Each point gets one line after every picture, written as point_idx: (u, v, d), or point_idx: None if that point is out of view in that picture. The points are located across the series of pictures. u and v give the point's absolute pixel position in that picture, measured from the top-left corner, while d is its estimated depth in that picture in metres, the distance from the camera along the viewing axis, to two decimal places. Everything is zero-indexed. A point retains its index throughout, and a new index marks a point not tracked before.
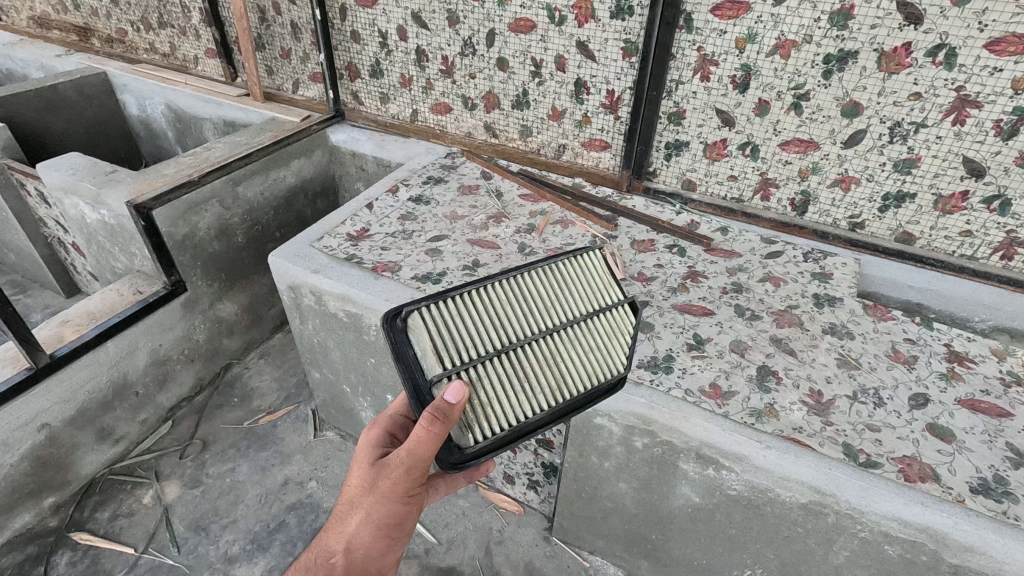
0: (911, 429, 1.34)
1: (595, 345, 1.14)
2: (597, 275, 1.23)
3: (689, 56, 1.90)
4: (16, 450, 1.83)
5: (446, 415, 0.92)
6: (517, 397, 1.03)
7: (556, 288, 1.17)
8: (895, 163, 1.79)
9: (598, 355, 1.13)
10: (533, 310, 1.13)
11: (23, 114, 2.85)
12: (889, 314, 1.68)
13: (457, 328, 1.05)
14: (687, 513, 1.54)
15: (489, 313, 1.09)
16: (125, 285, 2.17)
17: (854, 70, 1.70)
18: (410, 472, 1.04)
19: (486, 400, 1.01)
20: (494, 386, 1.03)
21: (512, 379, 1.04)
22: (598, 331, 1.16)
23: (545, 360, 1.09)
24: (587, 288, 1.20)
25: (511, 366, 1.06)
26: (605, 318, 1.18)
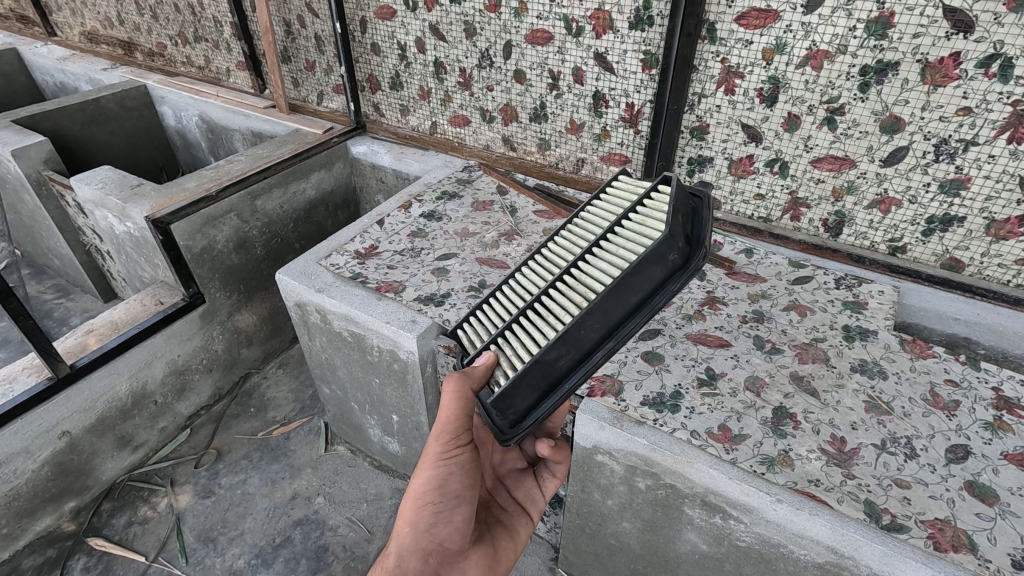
0: (947, 486, 1.20)
1: (626, 240, 1.07)
2: (625, 186, 1.23)
3: (712, 68, 1.80)
4: (37, 457, 1.89)
5: (466, 375, 1.08)
6: (546, 325, 1.06)
7: (580, 230, 1.22)
8: (940, 184, 1.63)
9: (630, 246, 1.05)
10: (557, 259, 1.19)
11: (68, 126, 2.97)
12: (929, 350, 1.52)
13: (490, 318, 1.21)
14: (694, 560, 1.43)
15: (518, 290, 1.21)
16: (147, 296, 2.23)
17: (894, 83, 1.55)
18: (439, 432, 1.11)
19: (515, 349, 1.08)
20: (520, 336, 1.09)
21: (536, 321, 1.08)
22: (629, 227, 1.09)
23: (573, 284, 1.08)
24: (613, 207, 1.20)
25: (538, 308, 1.10)
26: (639, 210, 1.11)
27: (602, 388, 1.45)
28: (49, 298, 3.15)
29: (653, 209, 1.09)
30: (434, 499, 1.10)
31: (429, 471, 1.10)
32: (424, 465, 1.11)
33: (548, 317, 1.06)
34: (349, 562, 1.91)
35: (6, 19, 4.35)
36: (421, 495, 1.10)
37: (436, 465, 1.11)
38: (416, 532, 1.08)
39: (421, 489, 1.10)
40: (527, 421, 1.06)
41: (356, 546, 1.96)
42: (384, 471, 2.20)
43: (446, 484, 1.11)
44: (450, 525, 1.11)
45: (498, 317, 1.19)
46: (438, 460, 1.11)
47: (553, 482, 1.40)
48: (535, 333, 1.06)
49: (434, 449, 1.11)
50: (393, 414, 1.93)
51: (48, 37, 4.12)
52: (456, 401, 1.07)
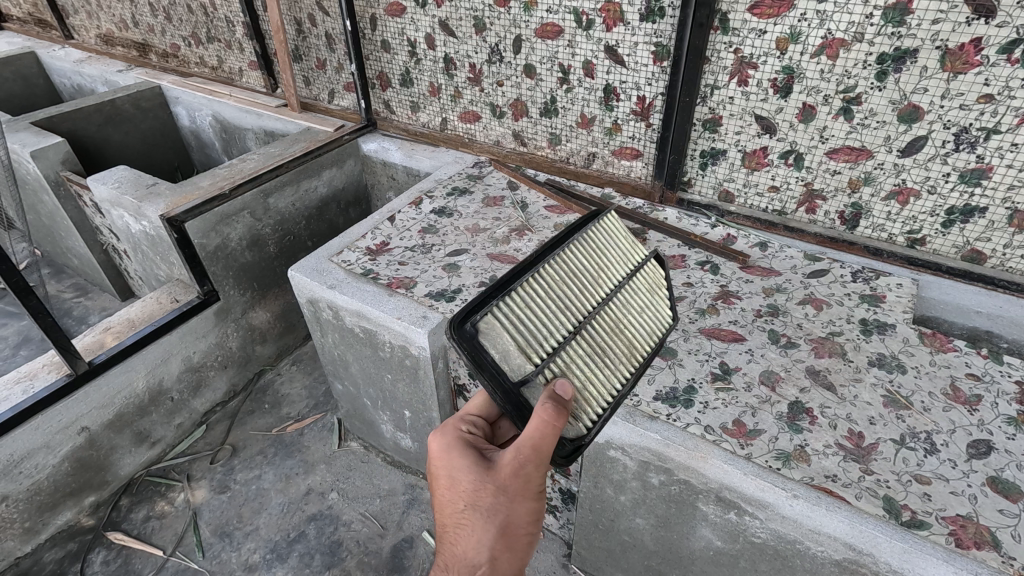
0: (968, 482, 1.17)
1: (644, 303, 1.17)
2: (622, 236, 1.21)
3: (725, 59, 1.77)
4: (57, 452, 1.92)
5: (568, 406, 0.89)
6: (608, 368, 1.04)
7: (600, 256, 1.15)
8: (960, 174, 1.59)
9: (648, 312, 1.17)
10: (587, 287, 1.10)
11: (85, 128, 3.01)
12: (950, 344, 1.49)
13: (533, 321, 0.99)
14: (709, 556, 1.42)
15: (555, 293, 1.05)
16: (163, 294, 2.26)
17: (912, 71, 1.52)
18: (540, 467, 0.90)
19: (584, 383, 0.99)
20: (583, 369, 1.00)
21: (592, 358, 1.02)
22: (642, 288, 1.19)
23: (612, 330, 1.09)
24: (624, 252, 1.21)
25: (590, 343, 1.04)
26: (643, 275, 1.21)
27: None
28: (68, 297, 3.20)
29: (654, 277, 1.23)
30: (529, 529, 0.98)
31: (527, 502, 0.95)
32: (522, 495, 0.94)
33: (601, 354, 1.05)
34: (363, 557, 1.92)
35: (25, 24, 4.43)
36: (520, 525, 0.96)
37: (533, 496, 0.95)
38: (512, 560, 0.97)
39: (525, 521, 0.96)
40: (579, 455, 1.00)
41: (370, 541, 1.97)
42: (397, 467, 2.21)
43: (538, 510, 0.99)
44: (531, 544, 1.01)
45: (546, 323, 1.00)
46: (538, 490, 0.95)
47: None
48: (599, 376, 1.02)
49: (535, 481, 0.93)
50: (405, 410, 1.93)
51: (65, 40, 4.19)
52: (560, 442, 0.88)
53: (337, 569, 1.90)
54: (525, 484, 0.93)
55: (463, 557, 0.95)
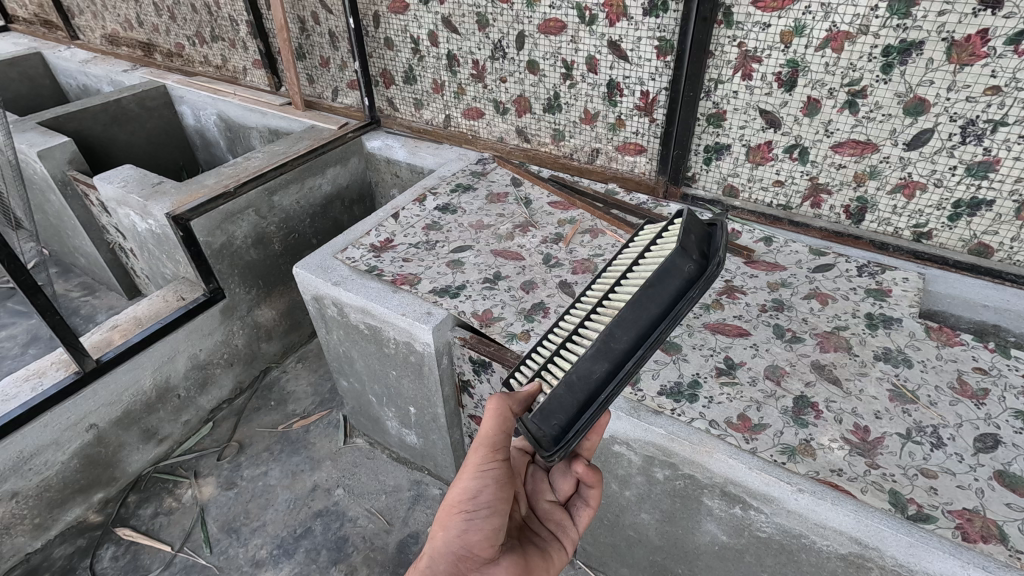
0: (976, 476, 1.16)
1: (650, 254, 1.05)
2: (649, 230, 1.24)
3: (729, 53, 1.76)
4: (66, 449, 1.94)
5: (509, 394, 0.98)
6: (586, 343, 0.99)
7: (617, 269, 1.22)
8: (967, 166, 1.58)
9: (652, 257, 1.02)
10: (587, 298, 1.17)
11: (91, 127, 3.03)
12: (957, 338, 1.48)
13: (534, 363, 1.11)
14: (714, 551, 1.42)
15: (555, 331, 1.17)
16: (170, 292, 2.27)
17: (918, 63, 1.51)
18: (475, 443, 1.01)
19: (552, 370, 0.99)
20: (555, 362, 1.01)
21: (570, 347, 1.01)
22: (653, 247, 1.08)
23: (604, 306, 1.04)
24: (641, 242, 1.21)
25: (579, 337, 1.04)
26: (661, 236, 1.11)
27: None
28: (75, 296, 3.23)
29: (679, 231, 1.08)
30: (465, 508, 0.99)
31: (463, 478, 1.00)
32: (460, 471, 1.01)
33: (581, 336, 1.02)
34: (369, 553, 1.93)
35: (31, 25, 4.46)
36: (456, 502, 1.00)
37: (473, 474, 1.00)
38: (447, 536, 0.99)
39: (455, 496, 0.99)
40: (571, 433, 0.93)
41: (376, 537, 1.98)
42: (403, 463, 2.22)
43: (481, 494, 0.99)
44: (480, 532, 0.99)
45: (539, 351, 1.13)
46: (477, 466, 1.00)
47: (588, 513, 1.19)
48: (574, 353, 0.99)
49: (471, 457, 1.01)
50: (410, 406, 1.94)
51: (70, 40, 4.20)
52: (499, 423, 0.98)
53: (344, 565, 1.91)
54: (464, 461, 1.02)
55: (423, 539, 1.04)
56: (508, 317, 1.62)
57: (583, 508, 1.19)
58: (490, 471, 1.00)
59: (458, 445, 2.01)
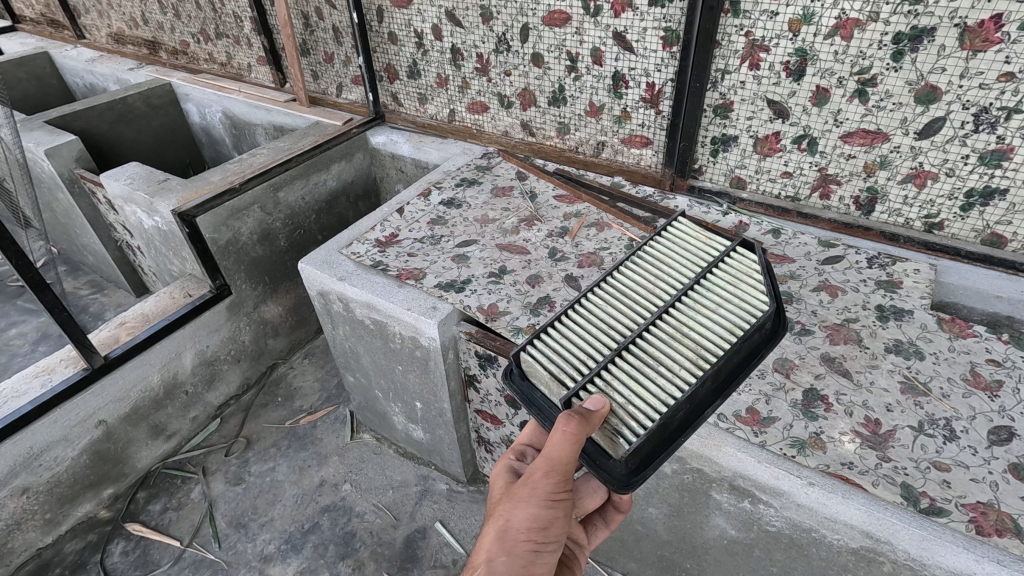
0: (990, 469, 1.14)
1: (725, 298, 1.11)
2: (691, 240, 1.27)
3: (735, 42, 1.74)
4: (76, 445, 1.95)
5: (586, 418, 0.92)
6: (662, 376, 1.01)
7: (656, 269, 1.21)
8: (980, 155, 1.55)
9: (731, 306, 1.10)
10: (637, 301, 1.15)
11: (98, 125, 3.04)
12: (969, 329, 1.46)
13: (572, 352, 1.07)
14: (723, 546, 1.40)
15: (592, 324, 1.12)
16: (177, 289, 2.28)
17: (930, 50, 1.48)
18: (547, 472, 0.95)
19: (630, 394, 0.98)
20: (627, 383, 1.00)
21: (642, 372, 1.02)
22: (721, 284, 1.14)
23: (675, 339, 1.07)
24: (687, 254, 1.23)
25: (641, 355, 1.04)
26: (723, 270, 1.17)
27: None
28: (84, 294, 3.25)
29: (739, 272, 1.16)
30: (535, 539, 0.94)
31: (533, 506, 0.95)
32: (527, 498, 0.96)
33: (657, 364, 1.03)
34: (376, 548, 1.94)
35: (38, 24, 4.48)
36: (523, 530, 0.94)
37: (543, 503, 0.96)
38: (512, 567, 0.91)
39: (525, 524, 0.94)
40: (646, 470, 0.96)
41: (383, 532, 1.98)
42: (409, 459, 2.22)
43: (551, 525, 0.96)
44: (547, 562, 0.95)
45: (583, 349, 1.08)
46: (546, 494, 0.96)
47: (604, 532, 1.21)
48: (648, 381, 1.00)
49: (542, 487, 0.96)
50: (417, 401, 1.94)
51: (76, 40, 4.22)
52: (573, 450, 0.92)
53: (351, 560, 1.91)
54: (532, 488, 0.96)
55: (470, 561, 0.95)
56: (513, 311, 1.61)
57: (600, 529, 1.21)
58: (558, 500, 0.97)
59: (465, 441, 2.00)
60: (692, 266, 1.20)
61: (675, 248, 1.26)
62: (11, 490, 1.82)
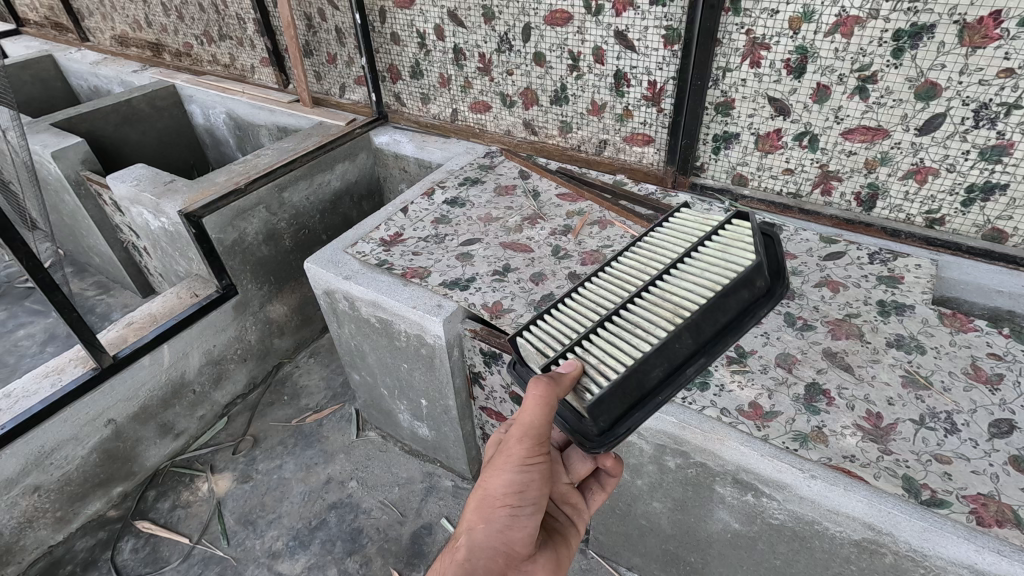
0: (990, 461, 1.16)
1: (710, 264, 1.09)
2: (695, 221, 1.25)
3: (737, 40, 1.75)
4: (86, 443, 1.98)
5: (556, 380, 0.91)
6: (637, 338, 1.00)
7: (655, 250, 1.19)
8: (980, 151, 1.56)
9: (714, 270, 1.07)
10: (628, 278, 1.13)
11: (103, 128, 3.07)
12: (971, 324, 1.47)
13: (556, 329, 1.07)
14: (726, 539, 1.42)
15: (589, 302, 1.12)
16: (183, 289, 2.30)
17: (930, 47, 1.49)
18: (520, 438, 0.96)
19: (603, 356, 0.97)
20: (604, 345, 0.99)
21: (622, 335, 1.01)
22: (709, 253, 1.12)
23: (655, 300, 1.05)
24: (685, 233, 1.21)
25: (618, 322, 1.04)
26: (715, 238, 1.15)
27: None
28: (91, 295, 3.28)
29: (732, 238, 1.13)
30: (511, 503, 0.98)
31: (508, 472, 0.98)
32: (503, 465, 0.99)
33: (633, 326, 1.02)
34: (383, 544, 1.96)
35: (42, 27, 4.51)
36: (499, 496, 0.98)
37: (516, 468, 0.98)
38: (490, 532, 0.97)
39: (501, 491, 0.98)
40: (618, 430, 0.96)
41: (390, 528, 2.00)
42: (415, 456, 2.24)
43: (526, 491, 0.99)
44: (525, 527, 0.99)
45: (572, 323, 1.07)
46: (520, 459, 0.98)
47: (602, 496, 1.21)
48: (622, 342, 1.00)
49: (515, 452, 0.98)
50: (422, 398, 1.96)
51: (80, 42, 4.24)
52: (541, 412, 0.92)
53: (358, 556, 1.93)
54: (506, 454, 0.99)
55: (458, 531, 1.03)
56: (517, 309, 1.62)
57: (597, 492, 1.21)
58: (534, 465, 0.99)
59: (469, 437, 2.02)
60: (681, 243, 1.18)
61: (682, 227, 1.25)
62: (23, 488, 1.85)
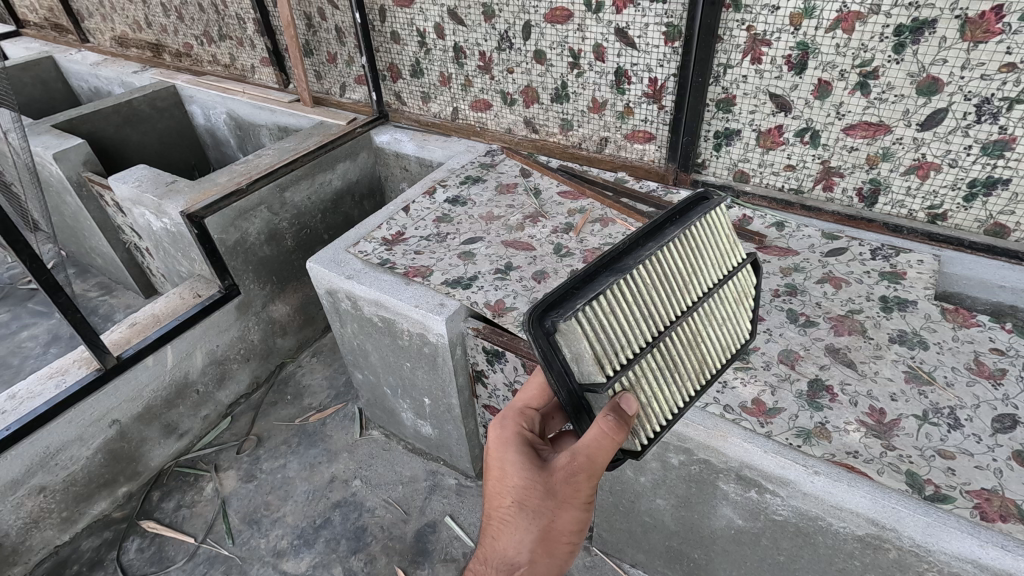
0: (994, 457, 1.16)
1: (727, 315, 1.14)
2: (725, 231, 1.14)
3: (737, 36, 1.75)
4: (90, 444, 1.99)
5: (626, 422, 0.89)
6: (672, 387, 1.03)
7: (695, 257, 1.08)
8: (982, 146, 1.56)
9: (728, 327, 1.15)
10: (675, 292, 1.04)
11: (104, 129, 3.07)
12: (973, 319, 1.47)
13: (612, 332, 0.93)
14: (730, 535, 1.42)
15: (639, 304, 0.98)
16: (186, 289, 2.31)
17: (931, 42, 1.49)
18: (595, 479, 0.93)
19: (650, 403, 0.99)
20: (649, 386, 1.00)
21: (662, 376, 1.02)
22: (729, 299, 1.15)
23: (689, 343, 1.07)
24: (719, 249, 1.14)
25: (665, 356, 1.02)
26: (735, 279, 1.16)
27: None
28: (94, 296, 3.29)
29: (744, 288, 1.19)
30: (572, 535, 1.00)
31: (575, 510, 0.96)
32: (572, 502, 0.96)
33: (672, 371, 1.04)
34: (388, 542, 1.96)
35: (42, 29, 4.51)
36: (565, 531, 0.98)
37: (583, 505, 0.97)
38: (551, 560, 1.00)
39: (568, 527, 0.98)
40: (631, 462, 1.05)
41: (394, 526, 2.01)
42: (418, 454, 2.24)
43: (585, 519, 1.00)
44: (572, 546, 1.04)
45: (623, 333, 0.95)
46: (587, 497, 0.96)
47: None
48: (663, 390, 1.02)
49: (586, 491, 0.95)
50: (425, 397, 1.96)
51: (80, 43, 4.24)
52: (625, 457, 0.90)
53: (363, 554, 1.94)
54: (571, 492, 0.95)
55: (501, 553, 0.99)
56: (520, 307, 1.63)
57: None
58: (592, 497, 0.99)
59: (473, 435, 2.03)
60: (718, 263, 1.12)
61: (713, 231, 1.13)
62: (29, 488, 1.85)
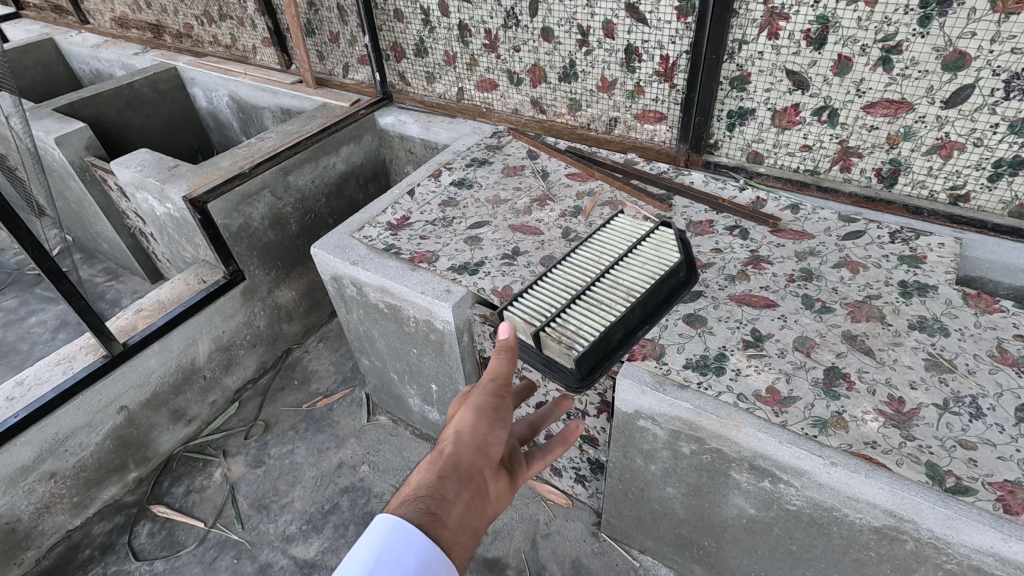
0: (1017, 447, 1.12)
1: (649, 260, 1.47)
2: (630, 226, 1.59)
3: (754, 11, 1.68)
4: (98, 430, 1.99)
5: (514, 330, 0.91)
6: (606, 310, 1.34)
7: (604, 246, 1.53)
8: (1010, 124, 1.49)
9: (652, 263, 1.47)
10: (589, 266, 1.47)
11: (106, 112, 3.04)
12: (996, 304, 1.42)
13: (539, 305, 1.36)
14: (742, 524, 1.40)
15: (558, 286, 1.40)
16: (191, 275, 2.29)
17: (959, 14, 1.42)
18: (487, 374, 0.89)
19: (581, 320, 1.31)
20: (581, 315, 1.32)
21: (594, 308, 1.33)
22: (647, 250, 1.51)
23: (614, 283, 1.41)
24: (627, 235, 1.57)
25: (593, 298, 1.36)
26: (650, 240, 1.54)
27: (642, 351, 1.40)
28: (100, 282, 3.28)
29: (661, 239, 1.53)
30: (476, 440, 0.83)
31: (472, 403, 0.85)
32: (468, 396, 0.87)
33: (603, 302, 1.35)
34: None
35: (42, 10, 4.44)
36: (464, 430, 0.83)
37: (484, 401, 0.86)
38: (451, 460, 0.81)
39: (466, 426, 0.83)
40: (595, 374, 1.31)
41: None
42: (426, 440, 2.24)
43: (493, 427, 0.84)
44: (492, 469, 0.83)
45: (552, 298, 1.38)
46: (488, 393, 0.87)
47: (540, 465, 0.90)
48: (595, 312, 1.33)
49: (483, 386, 0.87)
50: (432, 383, 1.94)
51: (80, 25, 4.18)
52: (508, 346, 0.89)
53: None
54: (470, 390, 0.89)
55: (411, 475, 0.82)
56: None
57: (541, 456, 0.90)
58: (503, 404, 0.87)
59: None
60: (627, 240, 1.55)
61: (620, 230, 1.58)
62: (39, 475, 1.86)
